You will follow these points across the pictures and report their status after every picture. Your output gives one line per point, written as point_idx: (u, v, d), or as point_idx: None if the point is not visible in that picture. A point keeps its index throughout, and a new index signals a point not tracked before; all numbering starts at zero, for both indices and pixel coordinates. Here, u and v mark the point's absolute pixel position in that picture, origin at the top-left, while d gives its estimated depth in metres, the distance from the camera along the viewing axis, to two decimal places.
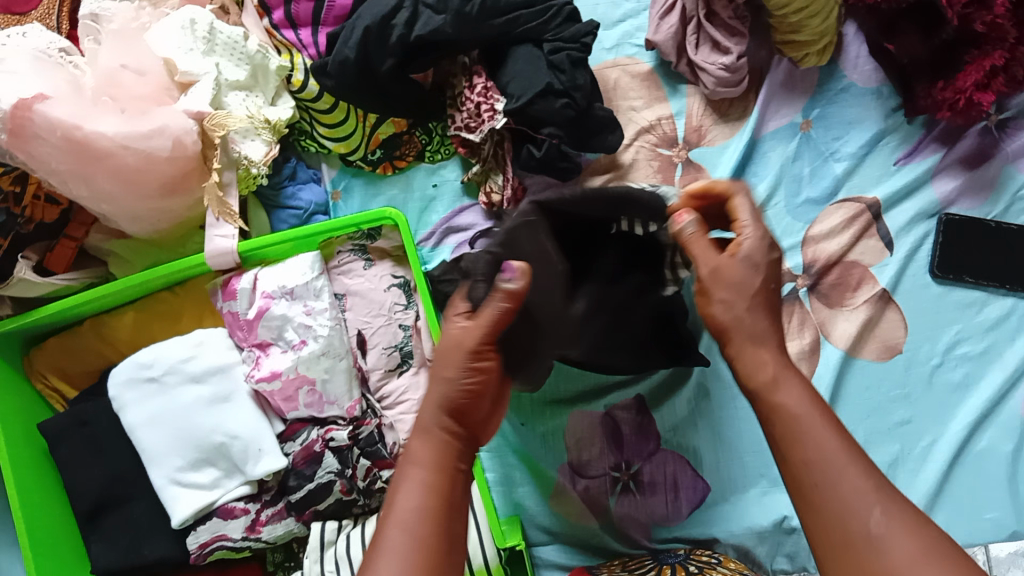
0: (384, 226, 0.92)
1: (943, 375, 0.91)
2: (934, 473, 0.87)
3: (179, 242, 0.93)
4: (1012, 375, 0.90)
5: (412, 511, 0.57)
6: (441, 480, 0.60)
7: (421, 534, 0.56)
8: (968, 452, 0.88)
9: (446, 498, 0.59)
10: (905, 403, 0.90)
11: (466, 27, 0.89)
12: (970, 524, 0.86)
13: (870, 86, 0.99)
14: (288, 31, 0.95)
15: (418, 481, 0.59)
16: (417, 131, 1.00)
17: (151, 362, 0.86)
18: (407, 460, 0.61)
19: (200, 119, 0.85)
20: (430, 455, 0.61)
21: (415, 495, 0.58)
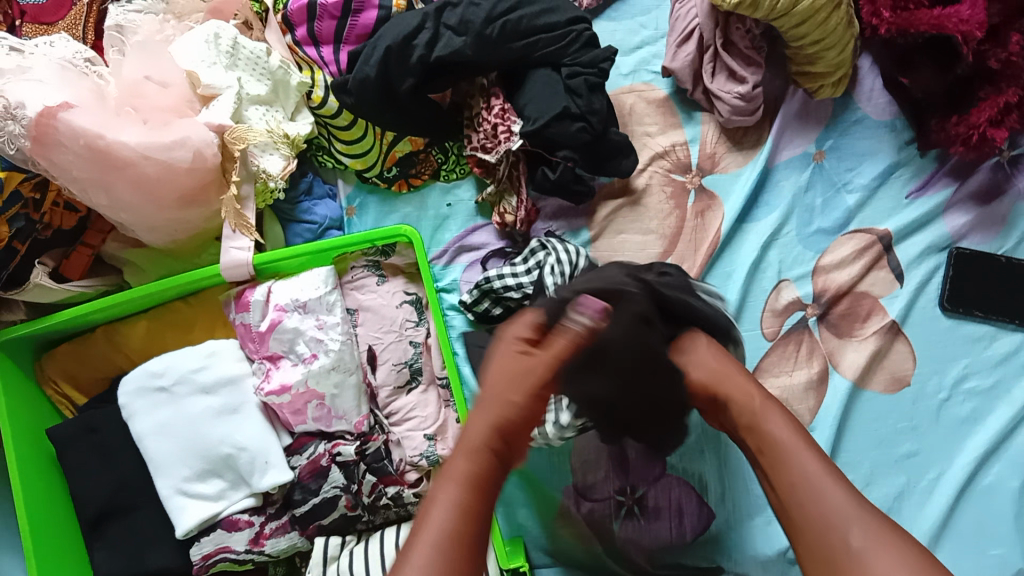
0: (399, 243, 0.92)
1: (951, 408, 0.91)
2: (940, 507, 0.86)
3: (194, 253, 0.94)
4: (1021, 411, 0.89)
5: (442, 527, 0.57)
6: (475, 498, 0.60)
7: (452, 556, 0.55)
8: (974, 487, 0.88)
9: (476, 519, 0.59)
10: (913, 435, 0.90)
11: (486, 49, 0.91)
12: (976, 560, 0.85)
13: (884, 118, 0.99)
14: (310, 48, 0.96)
15: (452, 498, 0.59)
16: (433, 150, 1.02)
17: (162, 370, 0.87)
18: (445, 475, 0.61)
19: (221, 131, 0.86)
20: (469, 471, 0.61)
21: (449, 515, 0.58)
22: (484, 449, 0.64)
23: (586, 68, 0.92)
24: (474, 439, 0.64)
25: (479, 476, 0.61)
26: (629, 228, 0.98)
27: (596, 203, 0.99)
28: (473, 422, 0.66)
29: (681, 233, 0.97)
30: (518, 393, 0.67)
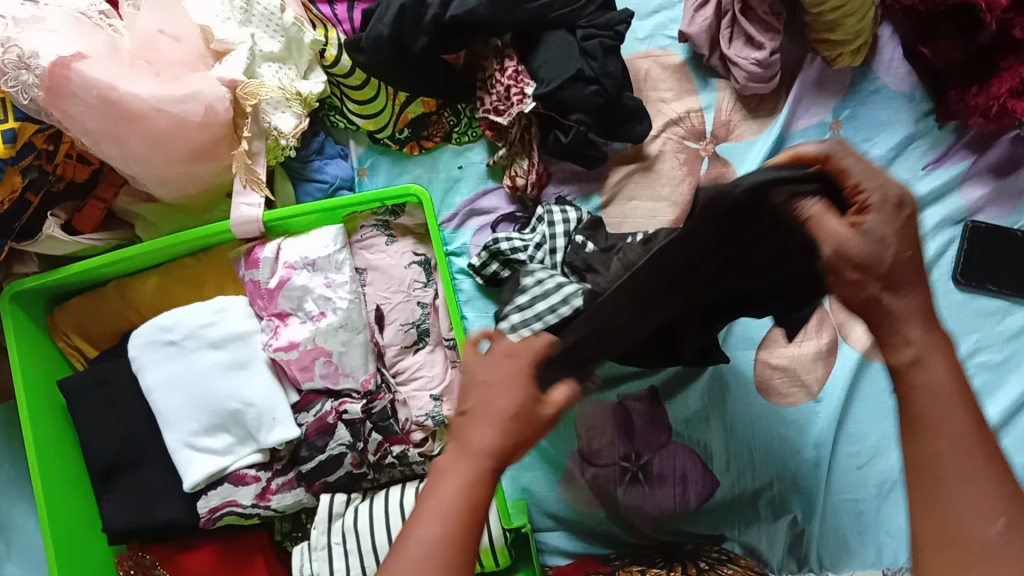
0: (409, 203, 0.91)
1: None
2: None
3: (205, 209, 0.94)
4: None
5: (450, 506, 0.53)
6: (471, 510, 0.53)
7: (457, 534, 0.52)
8: None
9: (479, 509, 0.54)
10: None
11: (500, 9, 0.89)
12: None
13: (903, 89, 0.98)
14: (324, 7, 0.97)
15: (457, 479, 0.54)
16: (445, 112, 1.01)
17: (172, 325, 0.87)
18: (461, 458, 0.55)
19: (234, 86, 0.86)
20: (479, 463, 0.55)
21: (437, 534, 0.51)
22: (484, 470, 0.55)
23: (602, 30, 0.92)
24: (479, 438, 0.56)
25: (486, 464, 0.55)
26: (640, 194, 0.97)
27: (608, 168, 0.99)
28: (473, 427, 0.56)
29: (693, 200, 0.96)
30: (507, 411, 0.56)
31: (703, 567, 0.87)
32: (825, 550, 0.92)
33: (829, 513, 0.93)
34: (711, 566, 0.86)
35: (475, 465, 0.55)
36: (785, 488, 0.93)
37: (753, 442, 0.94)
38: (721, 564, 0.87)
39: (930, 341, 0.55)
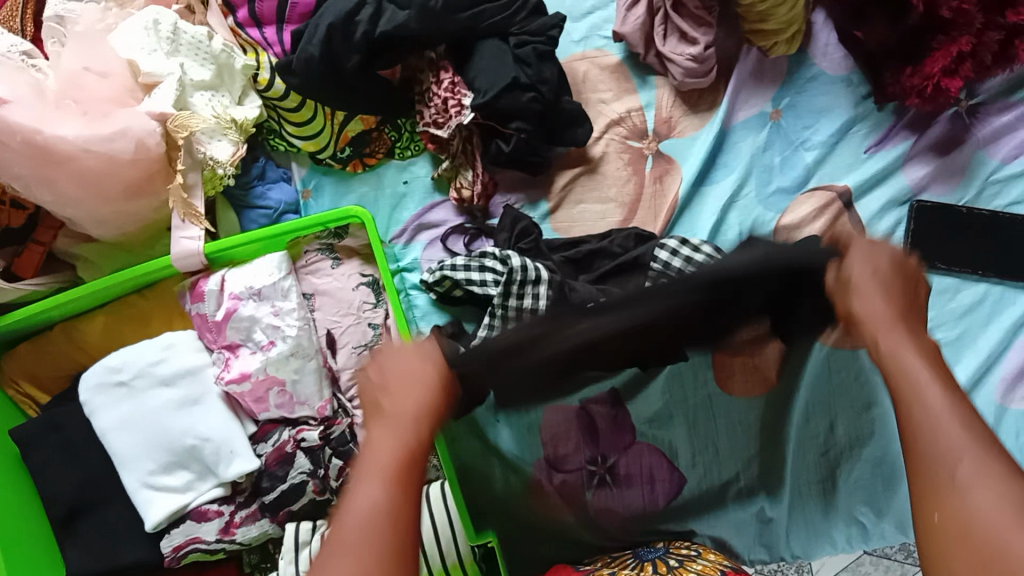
0: (351, 225, 0.89)
1: None
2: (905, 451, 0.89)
3: (146, 245, 0.91)
4: (997, 346, 0.89)
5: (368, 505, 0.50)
6: (379, 519, 0.49)
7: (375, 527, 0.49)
8: None
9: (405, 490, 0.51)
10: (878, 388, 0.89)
11: (432, 22, 0.89)
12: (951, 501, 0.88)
13: (840, 73, 0.98)
14: (252, 30, 0.93)
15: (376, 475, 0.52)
16: (386, 128, 1.00)
17: (121, 365, 0.86)
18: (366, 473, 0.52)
19: (163, 120, 0.84)
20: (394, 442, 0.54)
21: (383, 502, 0.50)
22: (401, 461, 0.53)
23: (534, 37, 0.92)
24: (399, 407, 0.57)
25: (405, 443, 0.54)
26: (587, 197, 0.97)
27: (553, 173, 0.98)
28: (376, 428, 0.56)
29: (640, 200, 0.96)
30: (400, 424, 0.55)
31: (672, 564, 0.88)
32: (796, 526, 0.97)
33: (794, 496, 0.95)
34: (680, 563, 0.88)
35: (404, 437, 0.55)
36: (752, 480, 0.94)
37: (718, 436, 0.92)
38: (689, 560, 0.89)
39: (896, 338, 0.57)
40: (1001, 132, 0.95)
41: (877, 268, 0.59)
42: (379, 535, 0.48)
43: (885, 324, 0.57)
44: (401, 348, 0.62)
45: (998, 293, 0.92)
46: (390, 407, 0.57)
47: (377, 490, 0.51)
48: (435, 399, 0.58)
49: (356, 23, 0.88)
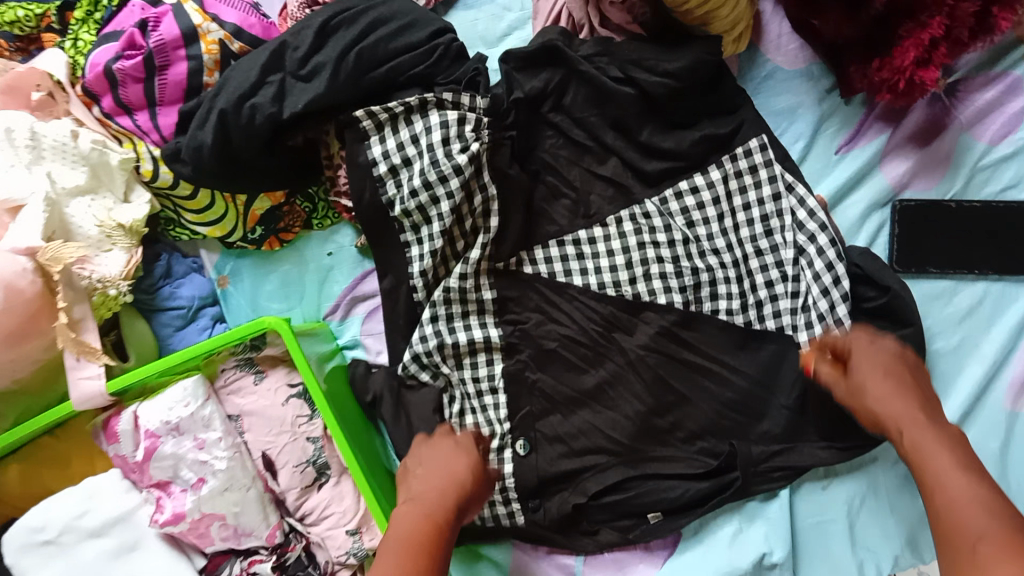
0: (268, 333, 0.78)
1: None
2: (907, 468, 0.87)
3: (45, 384, 0.79)
4: (1001, 354, 0.81)
5: (404, 531, 0.69)
6: (429, 539, 0.69)
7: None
8: None
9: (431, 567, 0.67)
10: None
11: (342, 90, 0.78)
12: None
13: (798, 67, 0.85)
14: (123, 119, 0.80)
15: (414, 504, 0.72)
16: (297, 199, 0.89)
17: (42, 524, 0.78)
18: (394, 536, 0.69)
19: (32, 254, 0.73)
20: (407, 529, 0.70)
21: (406, 560, 0.67)
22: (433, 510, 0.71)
23: (461, 83, 0.81)
24: (431, 507, 0.72)
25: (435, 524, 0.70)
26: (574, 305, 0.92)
27: None
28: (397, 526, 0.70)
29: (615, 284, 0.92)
30: (443, 445, 0.79)
31: None
32: (811, 556, 0.87)
33: (809, 541, 0.88)
34: None
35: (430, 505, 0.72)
36: (751, 524, 0.88)
37: None
38: None
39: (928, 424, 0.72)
40: (986, 110, 0.83)
41: (887, 363, 0.76)
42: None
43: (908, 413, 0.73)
44: (436, 449, 0.78)
45: (1000, 289, 0.83)
46: (416, 484, 0.75)
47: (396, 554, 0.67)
48: (464, 468, 0.76)
49: (248, 106, 0.76)
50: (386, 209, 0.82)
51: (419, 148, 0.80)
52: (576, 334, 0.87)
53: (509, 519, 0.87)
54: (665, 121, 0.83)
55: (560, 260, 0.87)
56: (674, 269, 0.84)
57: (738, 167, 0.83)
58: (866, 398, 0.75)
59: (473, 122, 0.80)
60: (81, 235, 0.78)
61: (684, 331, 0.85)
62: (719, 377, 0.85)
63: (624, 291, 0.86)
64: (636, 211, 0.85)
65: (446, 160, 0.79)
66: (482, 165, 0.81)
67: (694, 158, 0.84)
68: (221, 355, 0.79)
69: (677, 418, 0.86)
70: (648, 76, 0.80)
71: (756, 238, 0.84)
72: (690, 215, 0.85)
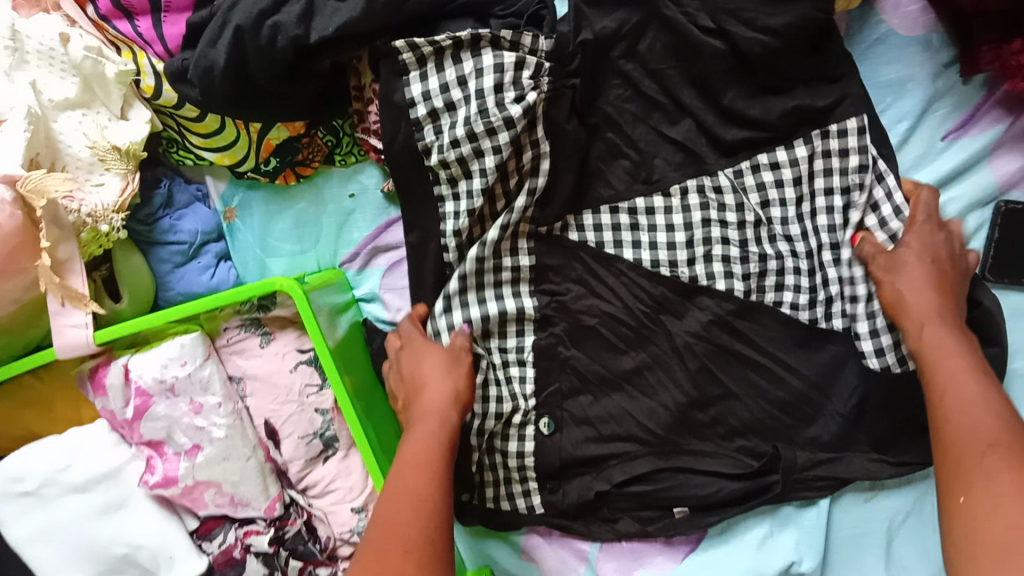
0: (279, 292, 0.69)
1: None
2: None
3: (27, 326, 0.70)
4: None
5: (405, 453, 0.63)
6: (427, 455, 0.62)
7: (410, 498, 0.59)
8: None
9: (427, 485, 0.60)
10: None
11: (381, 17, 0.65)
12: None
13: (916, 34, 0.73)
14: (121, 23, 0.69)
15: (415, 424, 0.66)
16: (319, 130, 0.77)
17: (23, 473, 0.71)
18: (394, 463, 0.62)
19: (12, 183, 0.63)
20: (410, 453, 0.62)
21: (399, 478, 0.60)
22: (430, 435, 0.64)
23: (521, 19, 0.70)
24: (422, 429, 0.64)
25: (433, 438, 0.64)
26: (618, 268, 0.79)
27: None
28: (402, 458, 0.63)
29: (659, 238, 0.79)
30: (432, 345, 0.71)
31: None
32: (841, 566, 0.80)
33: (844, 555, 0.80)
34: None
35: (427, 419, 0.65)
36: (783, 529, 0.80)
37: None
38: None
39: (952, 333, 0.63)
40: None
41: (926, 258, 0.67)
42: (423, 505, 0.58)
43: (923, 311, 0.65)
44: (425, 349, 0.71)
45: None
46: (414, 396, 0.68)
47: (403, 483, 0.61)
48: (452, 367, 0.69)
49: (269, 25, 0.64)
50: (421, 156, 0.72)
51: (466, 93, 0.69)
52: (621, 313, 0.76)
53: (526, 509, 0.79)
54: (754, 84, 0.72)
55: (611, 228, 0.76)
56: (741, 252, 0.74)
57: (828, 147, 0.72)
58: (899, 281, 0.67)
59: (531, 67, 0.68)
60: (70, 156, 0.68)
61: (742, 321, 0.74)
62: (776, 388, 0.74)
63: (681, 273, 0.75)
64: (706, 183, 0.74)
65: (496, 108, 0.68)
66: (537, 118, 0.71)
67: (780, 131, 0.72)
68: (225, 312, 0.71)
69: (721, 412, 0.75)
70: (744, 31, 0.69)
71: (836, 228, 0.72)
72: (766, 193, 0.73)
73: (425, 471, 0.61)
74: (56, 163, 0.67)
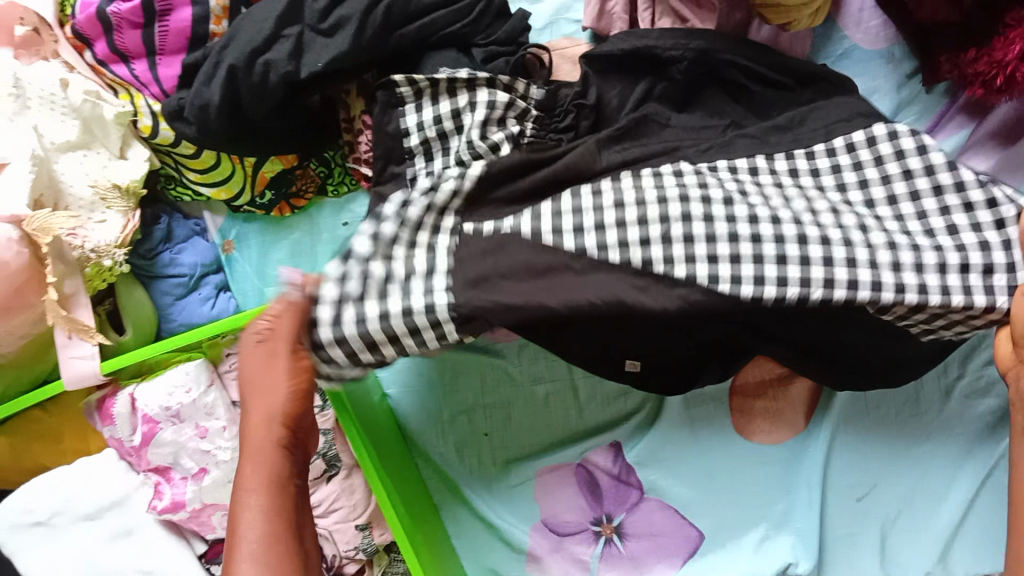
0: None
1: (958, 392, 0.81)
2: (959, 502, 0.80)
3: (37, 359, 0.73)
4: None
5: (253, 542, 0.56)
6: (281, 500, 0.58)
7: (268, 559, 0.55)
8: (990, 476, 0.80)
9: (286, 525, 0.57)
10: (916, 423, 0.81)
11: (369, 49, 0.68)
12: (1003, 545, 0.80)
13: (879, 47, 0.76)
14: (118, 67, 0.71)
15: (256, 507, 0.57)
16: (311, 163, 0.80)
17: (34, 504, 0.73)
18: (241, 482, 0.58)
19: (19, 222, 0.66)
20: (259, 475, 0.58)
21: (257, 520, 0.57)
22: (276, 444, 0.59)
23: (505, 48, 0.71)
24: (254, 441, 0.59)
25: (274, 474, 0.58)
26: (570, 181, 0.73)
27: None
28: (246, 468, 0.58)
29: None
30: (270, 377, 0.59)
31: None
32: (836, 566, 0.81)
33: (839, 556, 0.81)
34: None
35: (271, 458, 0.59)
36: (778, 533, 0.81)
37: (739, 487, 0.82)
38: None
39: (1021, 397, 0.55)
40: None
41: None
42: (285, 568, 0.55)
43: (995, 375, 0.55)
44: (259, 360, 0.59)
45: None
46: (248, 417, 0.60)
47: (256, 494, 0.58)
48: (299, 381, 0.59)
49: (261, 63, 0.67)
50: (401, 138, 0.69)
51: (459, 125, 0.68)
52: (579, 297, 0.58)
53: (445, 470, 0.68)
54: None
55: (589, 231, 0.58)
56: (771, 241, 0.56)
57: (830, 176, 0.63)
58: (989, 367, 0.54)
59: (520, 110, 0.68)
60: (72, 196, 0.71)
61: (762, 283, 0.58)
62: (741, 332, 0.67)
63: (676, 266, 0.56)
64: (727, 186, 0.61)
65: (480, 138, 0.66)
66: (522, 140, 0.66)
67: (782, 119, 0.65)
68: (226, 338, 0.74)
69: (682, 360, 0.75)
70: (723, 53, 0.68)
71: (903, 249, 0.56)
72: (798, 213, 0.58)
73: (263, 517, 0.57)
74: (59, 203, 0.71)
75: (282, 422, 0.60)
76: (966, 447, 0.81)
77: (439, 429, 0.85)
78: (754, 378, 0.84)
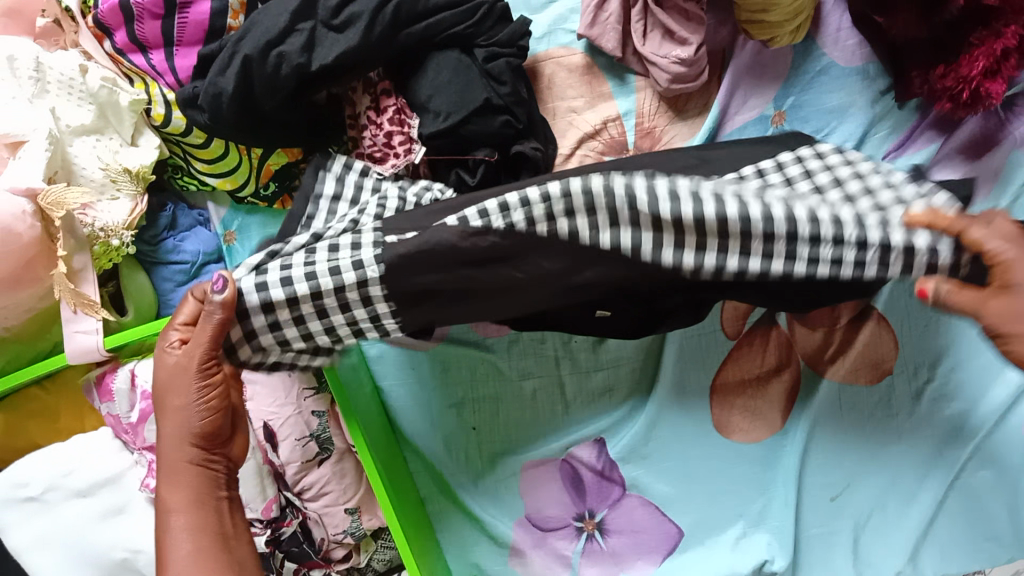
0: None
1: (932, 396, 0.82)
2: (930, 504, 0.81)
3: (38, 333, 0.75)
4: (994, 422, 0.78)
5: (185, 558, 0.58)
6: (212, 501, 0.60)
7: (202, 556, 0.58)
8: (959, 481, 0.80)
9: (217, 528, 0.60)
10: (887, 424, 0.83)
11: (378, 45, 0.72)
12: (971, 550, 0.80)
13: (854, 64, 0.81)
14: (136, 57, 0.75)
15: (179, 513, 0.59)
16: (314, 157, 0.83)
17: (27, 479, 0.74)
18: (170, 485, 0.60)
19: (33, 196, 0.68)
20: (185, 494, 0.59)
21: (186, 539, 0.58)
22: (190, 462, 0.60)
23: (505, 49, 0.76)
24: (170, 457, 0.60)
25: (194, 489, 0.59)
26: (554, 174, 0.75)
27: None
28: (166, 492, 0.59)
29: None
30: (178, 398, 0.58)
31: None
32: (810, 562, 0.83)
33: (812, 554, 0.83)
34: None
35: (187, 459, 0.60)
36: (755, 531, 0.83)
37: (717, 484, 0.84)
38: None
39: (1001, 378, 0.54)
40: None
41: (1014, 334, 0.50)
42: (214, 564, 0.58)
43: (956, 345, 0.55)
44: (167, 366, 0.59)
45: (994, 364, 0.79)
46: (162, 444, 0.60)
47: (180, 515, 0.59)
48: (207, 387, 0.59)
49: (274, 54, 0.70)
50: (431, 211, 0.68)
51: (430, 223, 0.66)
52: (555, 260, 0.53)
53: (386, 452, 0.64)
54: None
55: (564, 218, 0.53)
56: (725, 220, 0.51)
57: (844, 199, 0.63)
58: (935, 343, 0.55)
59: None
60: (84, 177, 0.73)
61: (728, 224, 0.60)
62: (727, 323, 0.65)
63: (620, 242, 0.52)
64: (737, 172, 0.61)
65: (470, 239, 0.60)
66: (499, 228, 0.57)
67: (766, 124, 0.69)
68: None
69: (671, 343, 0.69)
70: None
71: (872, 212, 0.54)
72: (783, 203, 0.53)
73: (191, 528, 0.59)
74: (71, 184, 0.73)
75: (193, 442, 0.59)
76: (938, 449, 0.82)
77: (431, 422, 0.87)
78: (735, 375, 0.85)
